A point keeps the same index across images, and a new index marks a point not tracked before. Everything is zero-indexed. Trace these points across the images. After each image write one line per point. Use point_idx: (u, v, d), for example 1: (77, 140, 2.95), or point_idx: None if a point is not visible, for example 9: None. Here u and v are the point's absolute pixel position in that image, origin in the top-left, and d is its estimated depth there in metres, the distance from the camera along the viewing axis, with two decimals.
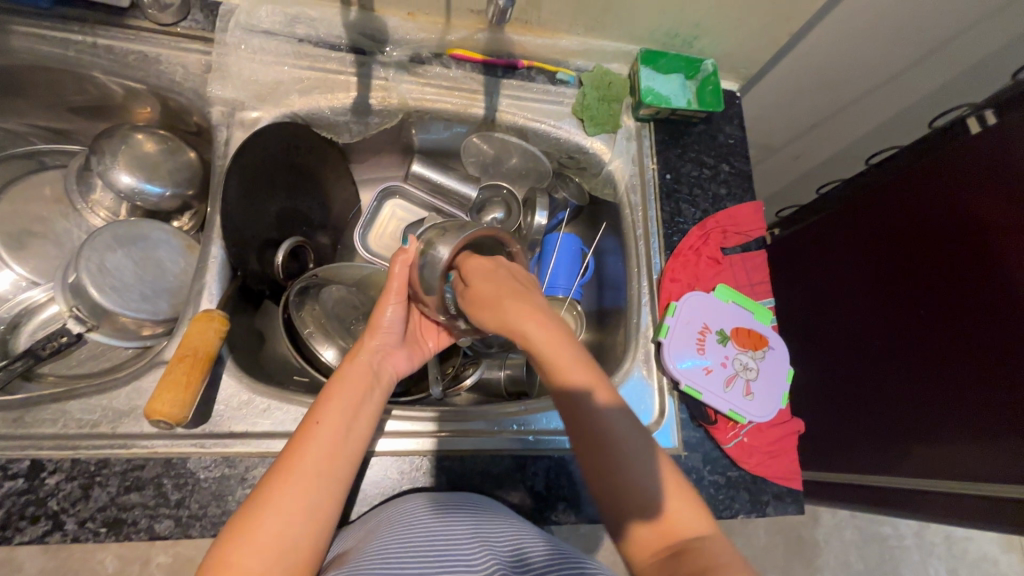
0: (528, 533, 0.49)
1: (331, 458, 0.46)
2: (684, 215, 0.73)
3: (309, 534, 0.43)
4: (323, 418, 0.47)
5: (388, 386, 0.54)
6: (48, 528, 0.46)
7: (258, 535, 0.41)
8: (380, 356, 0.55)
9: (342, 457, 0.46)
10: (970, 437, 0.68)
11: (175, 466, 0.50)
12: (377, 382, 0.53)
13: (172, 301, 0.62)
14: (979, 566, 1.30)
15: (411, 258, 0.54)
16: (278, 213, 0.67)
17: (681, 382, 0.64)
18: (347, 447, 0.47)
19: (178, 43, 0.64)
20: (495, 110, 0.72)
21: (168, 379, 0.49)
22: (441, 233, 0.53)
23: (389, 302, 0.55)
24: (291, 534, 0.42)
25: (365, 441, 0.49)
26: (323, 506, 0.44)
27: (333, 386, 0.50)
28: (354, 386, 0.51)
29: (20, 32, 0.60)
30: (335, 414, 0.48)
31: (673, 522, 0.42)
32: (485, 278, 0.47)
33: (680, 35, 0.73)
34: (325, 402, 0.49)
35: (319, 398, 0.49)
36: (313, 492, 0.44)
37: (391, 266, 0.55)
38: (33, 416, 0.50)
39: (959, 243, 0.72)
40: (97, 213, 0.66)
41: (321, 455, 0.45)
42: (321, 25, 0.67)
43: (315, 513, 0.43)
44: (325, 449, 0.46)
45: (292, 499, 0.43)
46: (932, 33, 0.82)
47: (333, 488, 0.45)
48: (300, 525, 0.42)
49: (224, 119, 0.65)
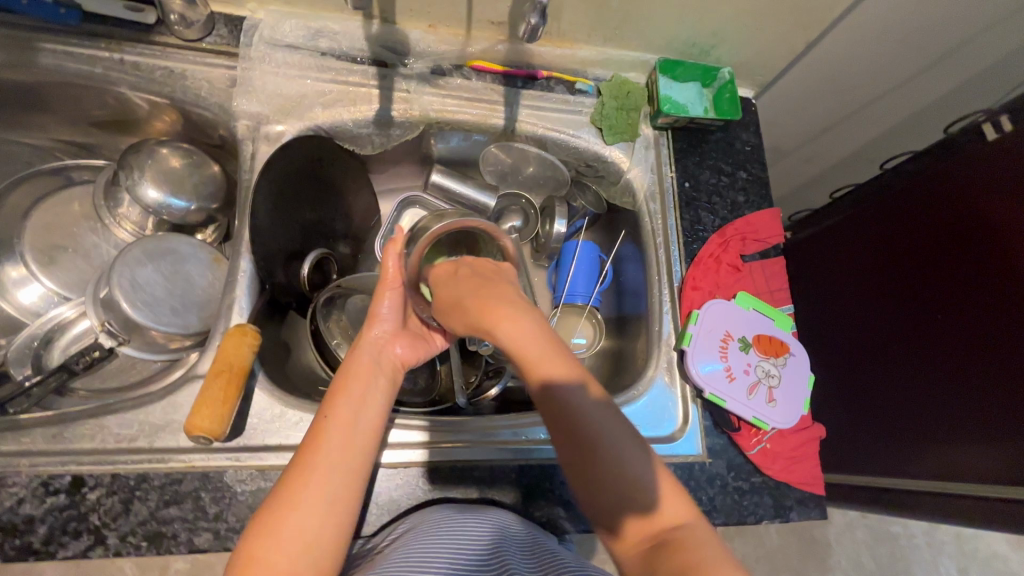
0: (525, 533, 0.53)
1: (343, 454, 0.47)
2: (703, 223, 0.74)
3: (332, 529, 0.44)
4: (330, 414, 0.49)
5: (394, 375, 0.55)
6: (91, 543, 0.47)
7: (281, 532, 0.43)
8: (380, 347, 0.55)
9: (355, 450, 0.48)
10: (980, 439, 0.70)
11: (212, 479, 0.51)
12: (381, 373, 0.53)
13: (201, 314, 0.62)
14: (990, 563, 1.31)
15: (399, 247, 0.55)
16: (303, 225, 0.68)
17: (705, 390, 0.65)
18: (359, 441, 0.48)
19: (204, 58, 0.65)
20: (514, 121, 0.73)
21: (206, 394, 0.50)
22: (431, 219, 0.54)
23: (383, 294, 0.55)
24: (313, 530, 0.44)
25: (377, 432, 0.50)
26: (340, 501, 0.45)
27: (338, 383, 0.51)
28: (358, 381, 0.51)
29: (49, 49, 0.61)
30: (343, 411, 0.49)
31: (662, 516, 0.43)
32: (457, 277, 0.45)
33: (698, 44, 0.73)
34: (332, 398, 0.50)
35: (326, 396, 0.50)
36: (329, 486, 0.45)
37: (384, 257, 0.55)
38: (72, 432, 0.50)
39: (975, 248, 0.73)
40: (124, 226, 0.67)
41: (331, 452, 0.47)
42: (344, 39, 0.68)
43: (333, 507, 0.45)
44: (337, 446, 0.47)
45: (311, 498, 0.44)
46: (946, 37, 0.82)
47: (348, 484, 0.46)
48: (320, 518, 0.44)
49: (249, 133, 0.66)
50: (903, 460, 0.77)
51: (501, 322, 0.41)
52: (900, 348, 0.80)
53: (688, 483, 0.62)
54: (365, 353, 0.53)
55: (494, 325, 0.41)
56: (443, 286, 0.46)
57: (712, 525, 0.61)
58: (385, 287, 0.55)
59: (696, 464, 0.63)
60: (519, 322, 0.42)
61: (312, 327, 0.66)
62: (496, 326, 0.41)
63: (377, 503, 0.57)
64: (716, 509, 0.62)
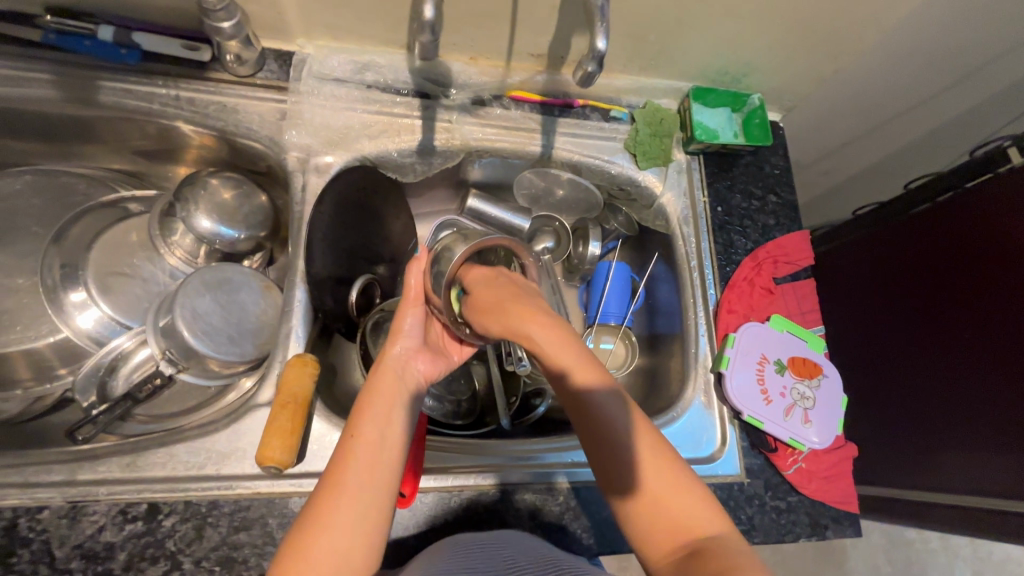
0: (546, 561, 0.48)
1: (371, 467, 0.47)
2: (736, 246, 0.75)
3: (362, 545, 0.44)
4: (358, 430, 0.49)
5: (417, 390, 0.56)
6: (168, 568, 0.49)
7: (314, 551, 0.42)
8: (404, 360, 0.57)
9: (382, 465, 0.48)
10: (1001, 455, 0.72)
11: (278, 505, 0.53)
12: (405, 387, 0.55)
13: (256, 341, 0.64)
14: (1005, 568, 1.33)
15: (423, 265, 0.59)
16: (349, 253, 0.70)
17: (743, 412, 0.67)
18: (385, 456, 0.49)
19: (255, 92, 0.67)
20: (551, 148, 0.75)
21: (275, 426, 0.52)
22: (460, 239, 0.56)
23: (406, 311, 0.59)
24: (342, 548, 0.43)
25: (402, 448, 0.50)
26: (372, 514, 0.46)
27: (364, 399, 0.52)
28: (384, 395, 0.53)
29: (110, 87, 0.63)
30: (370, 426, 0.49)
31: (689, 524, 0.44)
32: (483, 283, 0.51)
33: (730, 72, 0.75)
34: (359, 415, 0.51)
35: (351, 412, 0.51)
36: (359, 500, 0.45)
37: (407, 275, 0.60)
38: (144, 460, 0.53)
39: (986, 271, 0.76)
40: (174, 253, 0.70)
41: (360, 466, 0.47)
42: (389, 72, 0.70)
43: (363, 524, 0.45)
44: (364, 460, 0.47)
45: (341, 514, 0.44)
46: (969, 60, 0.84)
47: (379, 498, 0.47)
48: (352, 534, 0.44)
49: (299, 165, 0.68)
50: (921, 472, 0.80)
51: (527, 323, 0.46)
52: (914, 363, 0.84)
53: (728, 503, 0.64)
54: (390, 366, 0.55)
55: (523, 327, 0.46)
56: (475, 290, 0.51)
57: (751, 544, 0.63)
58: (406, 304, 0.59)
59: (735, 484, 0.65)
60: (542, 324, 0.46)
61: (362, 350, 0.69)
62: (525, 327, 0.46)
63: (432, 526, 0.59)
64: (755, 527, 0.64)
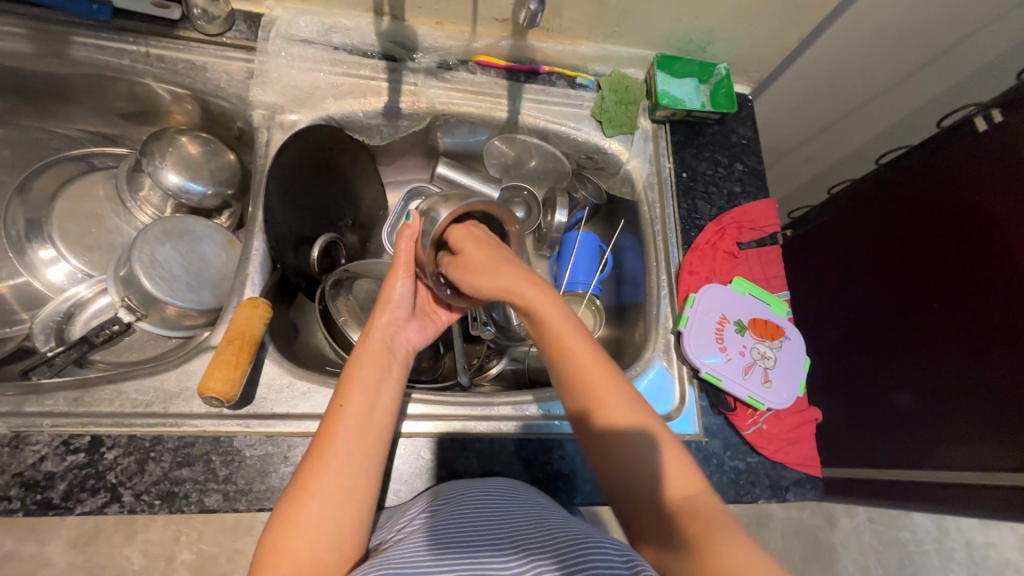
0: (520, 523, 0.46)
1: (358, 435, 0.48)
2: (700, 212, 0.76)
3: (352, 508, 0.45)
4: (346, 400, 0.50)
5: (405, 357, 0.57)
6: (107, 501, 0.49)
7: (304, 514, 0.43)
8: (393, 330, 0.57)
9: (370, 432, 0.49)
10: (988, 432, 0.66)
11: (223, 443, 0.53)
12: (394, 356, 0.56)
13: (215, 292, 0.65)
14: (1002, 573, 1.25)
15: (415, 233, 0.58)
16: (314, 211, 0.71)
17: (701, 370, 0.67)
18: (373, 424, 0.49)
19: (223, 51, 0.68)
20: (517, 113, 0.76)
21: (219, 359, 0.52)
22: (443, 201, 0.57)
23: (396, 277, 0.58)
24: (332, 512, 0.44)
25: (389, 416, 0.51)
26: (358, 483, 0.46)
27: (351, 370, 0.52)
28: (371, 366, 0.53)
29: (80, 42, 0.65)
30: (357, 396, 0.50)
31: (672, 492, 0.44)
32: (473, 245, 0.53)
33: (695, 40, 0.76)
34: (346, 385, 0.51)
35: (340, 382, 0.51)
36: (345, 467, 0.46)
37: (397, 242, 0.59)
38: (92, 396, 0.53)
39: (972, 237, 0.72)
40: (145, 210, 0.71)
41: (348, 433, 0.48)
42: (356, 34, 0.72)
43: (351, 491, 0.46)
44: (351, 429, 0.48)
45: (328, 482, 0.45)
46: (937, 38, 0.83)
47: (367, 464, 0.47)
48: (341, 498, 0.45)
49: (265, 122, 0.70)
50: (915, 452, 0.71)
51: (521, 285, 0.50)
52: (901, 337, 0.77)
53: None
54: (379, 335, 0.56)
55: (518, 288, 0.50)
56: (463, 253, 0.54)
57: None
58: (398, 270, 0.59)
59: (692, 443, 0.65)
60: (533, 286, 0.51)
61: (322, 306, 0.68)
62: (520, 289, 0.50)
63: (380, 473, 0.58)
64: (712, 487, 0.63)
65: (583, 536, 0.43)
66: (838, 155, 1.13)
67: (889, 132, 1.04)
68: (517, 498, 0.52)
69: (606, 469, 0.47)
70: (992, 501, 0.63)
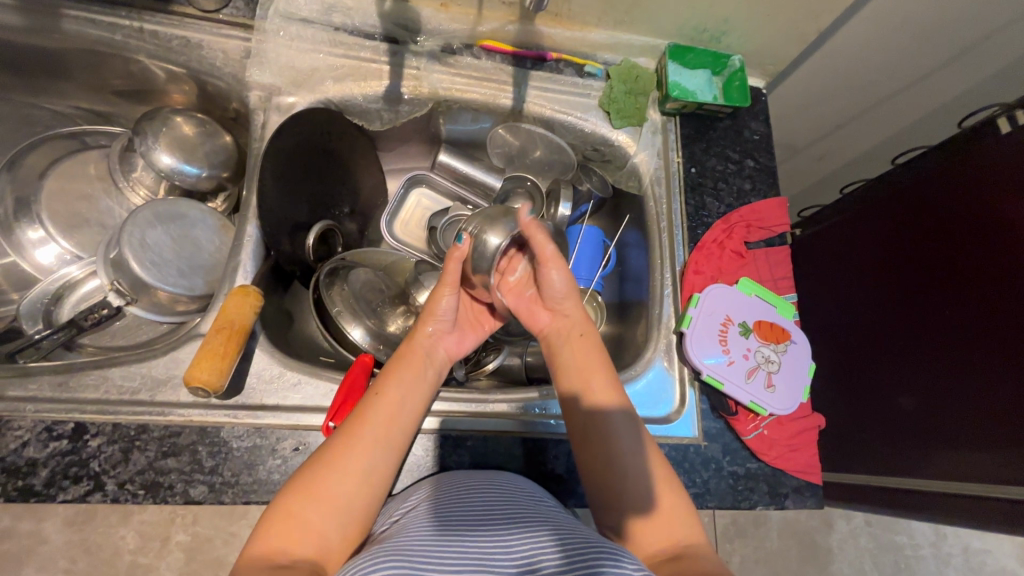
0: (535, 520, 0.46)
1: (388, 424, 0.48)
2: (708, 209, 0.73)
3: (365, 493, 0.45)
4: (384, 391, 0.50)
5: (440, 365, 0.57)
6: (90, 489, 0.49)
7: (322, 488, 0.43)
8: (434, 338, 0.57)
9: (399, 426, 0.49)
10: (993, 443, 0.64)
11: (209, 434, 0.52)
12: (430, 362, 0.55)
13: (207, 277, 0.64)
14: None
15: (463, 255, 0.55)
16: (311, 197, 0.69)
17: (703, 372, 0.65)
18: (402, 423, 0.49)
19: (220, 29, 0.66)
20: (523, 101, 0.73)
21: (207, 348, 0.51)
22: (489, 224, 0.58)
23: (444, 292, 0.56)
24: (348, 494, 0.44)
25: (417, 422, 0.51)
26: (379, 469, 0.46)
27: (392, 364, 0.53)
28: (410, 361, 0.53)
29: (72, 15, 0.63)
30: (395, 388, 0.50)
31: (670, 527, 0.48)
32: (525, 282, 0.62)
33: (709, 30, 0.73)
34: (386, 374, 0.51)
35: (381, 372, 0.52)
36: (371, 457, 0.46)
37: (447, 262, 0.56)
38: (77, 381, 0.52)
39: (986, 244, 0.68)
40: (137, 191, 0.70)
41: (379, 423, 0.48)
42: (357, 15, 0.69)
43: (370, 476, 0.45)
44: (383, 416, 0.48)
45: (352, 462, 0.45)
46: (960, 36, 0.80)
47: (390, 454, 0.47)
48: (359, 483, 0.44)
49: (261, 103, 0.67)
50: (914, 458, 0.70)
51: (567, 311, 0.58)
52: (909, 344, 0.74)
53: (682, 464, 0.61)
54: (422, 342, 0.55)
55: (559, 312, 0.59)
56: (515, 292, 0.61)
57: (704, 508, 0.61)
58: (446, 284, 0.57)
59: (691, 446, 0.63)
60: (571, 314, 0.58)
61: (316, 295, 0.66)
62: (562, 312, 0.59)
63: None
64: (709, 492, 0.61)
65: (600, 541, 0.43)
66: (852, 153, 1.09)
67: (906, 131, 1.00)
68: (528, 496, 0.52)
69: (596, 468, 0.51)
70: (1001, 513, 0.61)
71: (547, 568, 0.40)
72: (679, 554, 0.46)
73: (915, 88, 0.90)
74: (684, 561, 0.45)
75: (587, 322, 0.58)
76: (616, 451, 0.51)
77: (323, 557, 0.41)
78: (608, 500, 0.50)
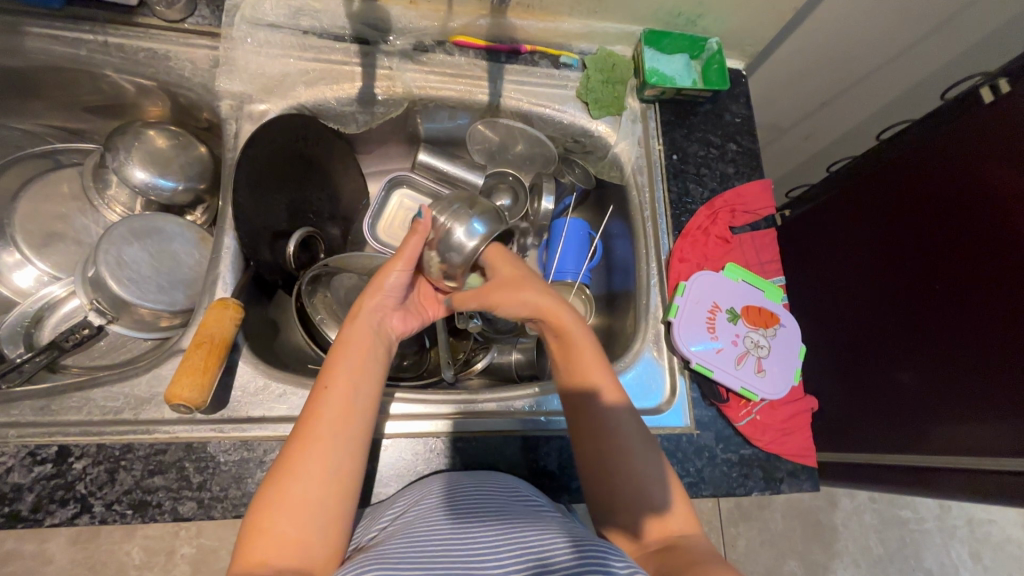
0: (515, 520, 0.45)
1: (342, 417, 0.46)
2: (691, 195, 0.73)
3: (335, 495, 0.44)
4: (331, 381, 0.48)
5: (391, 345, 0.55)
6: (77, 511, 0.48)
7: (290, 497, 0.42)
8: (379, 316, 0.55)
9: (354, 417, 0.47)
10: (988, 415, 0.64)
11: (196, 450, 0.52)
12: (380, 344, 0.54)
13: (188, 292, 0.63)
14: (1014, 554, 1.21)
15: (423, 231, 0.55)
16: (289, 204, 0.68)
17: (692, 360, 0.65)
18: (356, 412, 0.47)
19: (187, 39, 0.66)
20: (499, 96, 0.72)
21: (188, 364, 0.51)
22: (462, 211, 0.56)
23: (392, 269, 0.55)
24: (320, 499, 0.43)
25: (373, 403, 0.49)
26: (343, 469, 0.45)
27: (336, 353, 0.50)
28: (359, 349, 0.51)
29: (35, 33, 0.62)
30: (342, 381, 0.48)
31: (669, 522, 0.49)
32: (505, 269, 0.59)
33: (684, 14, 0.72)
34: (333, 365, 0.49)
35: (326, 363, 0.50)
36: (330, 455, 0.45)
37: (404, 238, 0.56)
38: (59, 404, 0.52)
39: (978, 218, 0.66)
40: (114, 208, 0.70)
41: (332, 420, 0.46)
42: (325, 17, 0.68)
43: (336, 476, 0.44)
44: (336, 409, 0.47)
45: (313, 464, 0.44)
46: (940, 7, 0.78)
47: (352, 450, 0.46)
48: (327, 485, 0.44)
49: (232, 113, 0.67)
50: (912, 434, 0.70)
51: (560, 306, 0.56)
52: (902, 321, 0.74)
53: (674, 454, 0.61)
54: (366, 321, 0.53)
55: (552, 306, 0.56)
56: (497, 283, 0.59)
57: (700, 497, 0.61)
58: (396, 260, 0.55)
59: (684, 436, 0.63)
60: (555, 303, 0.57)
61: (300, 304, 0.65)
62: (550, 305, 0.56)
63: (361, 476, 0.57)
64: (704, 480, 0.61)
65: (591, 542, 0.42)
66: (839, 130, 1.08)
67: (891, 105, 0.99)
68: (514, 489, 0.51)
69: (593, 464, 0.51)
70: (998, 486, 0.61)
71: (563, 565, 0.40)
72: (671, 548, 0.47)
73: (899, 62, 0.89)
74: (673, 551, 0.46)
75: (561, 314, 0.53)
76: (609, 445, 0.51)
77: (308, 564, 0.41)
78: (604, 500, 0.50)
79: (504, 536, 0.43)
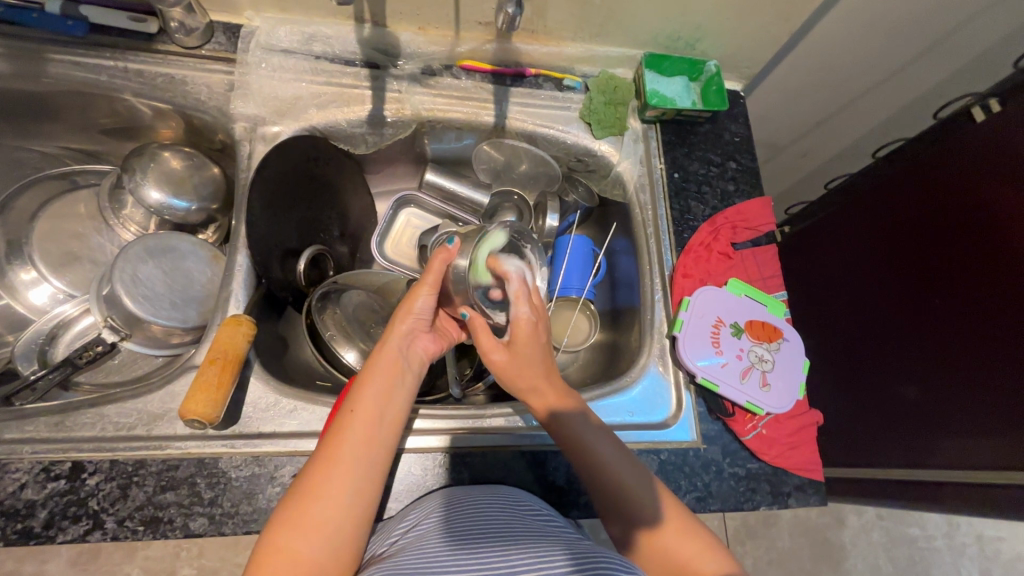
0: (518, 537, 0.45)
1: (367, 442, 0.47)
2: (693, 213, 0.74)
3: (352, 514, 0.44)
4: (356, 405, 0.49)
5: (420, 368, 0.56)
6: (89, 527, 0.49)
7: (306, 517, 0.43)
8: (408, 340, 0.55)
9: (378, 440, 0.48)
10: (984, 429, 0.64)
11: (208, 465, 0.52)
12: (407, 365, 0.54)
13: (200, 309, 0.64)
14: None
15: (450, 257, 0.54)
16: (300, 223, 0.69)
17: (697, 375, 0.66)
18: (383, 434, 0.48)
19: (202, 64, 0.68)
20: (504, 117, 0.74)
21: (201, 380, 0.52)
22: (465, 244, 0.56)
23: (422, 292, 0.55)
24: (333, 517, 0.43)
25: (397, 426, 0.50)
26: (365, 489, 0.45)
27: (363, 375, 0.51)
28: (383, 371, 0.52)
29: (57, 59, 0.64)
30: (369, 400, 0.49)
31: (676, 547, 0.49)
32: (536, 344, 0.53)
33: (682, 38, 0.74)
34: (359, 389, 0.50)
35: (352, 386, 0.51)
36: (351, 477, 0.45)
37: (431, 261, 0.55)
38: (73, 421, 0.52)
39: (976, 233, 0.67)
40: (128, 227, 0.71)
41: (356, 443, 0.47)
42: (337, 43, 0.71)
43: (355, 496, 0.45)
44: (360, 434, 0.47)
45: (333, 488, 0.44)
46: (930, 30, 0.81)
47: (370, 471, 0.46)
48: (343, 507, 0.44)
49: (246, 134, 0.69)
50: (918, 449, 0.70)
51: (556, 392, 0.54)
52: (907, 334, 0.74)
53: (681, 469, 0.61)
54: (394, 344, 0.54)
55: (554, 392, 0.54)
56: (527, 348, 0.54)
57: (708, 511, 0.61)
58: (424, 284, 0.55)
59: (690, 451, 0.63)
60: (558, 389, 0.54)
61: (309, 321, 0.67)
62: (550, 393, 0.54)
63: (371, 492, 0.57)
64: (711, 494, 0.61)
65: (604, 559, 0.42)
66: (836, 148, 1.11)
67: (886, 124, 1.01)
68: (516, 504, 0.51)
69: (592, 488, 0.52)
70: (992, 500, 0.61)
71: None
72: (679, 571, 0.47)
73: (892, 82, 0.92)
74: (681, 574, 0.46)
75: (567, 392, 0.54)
76: (603, 472, 0.51)
77: None
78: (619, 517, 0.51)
79: (510, 555, 0.43)
